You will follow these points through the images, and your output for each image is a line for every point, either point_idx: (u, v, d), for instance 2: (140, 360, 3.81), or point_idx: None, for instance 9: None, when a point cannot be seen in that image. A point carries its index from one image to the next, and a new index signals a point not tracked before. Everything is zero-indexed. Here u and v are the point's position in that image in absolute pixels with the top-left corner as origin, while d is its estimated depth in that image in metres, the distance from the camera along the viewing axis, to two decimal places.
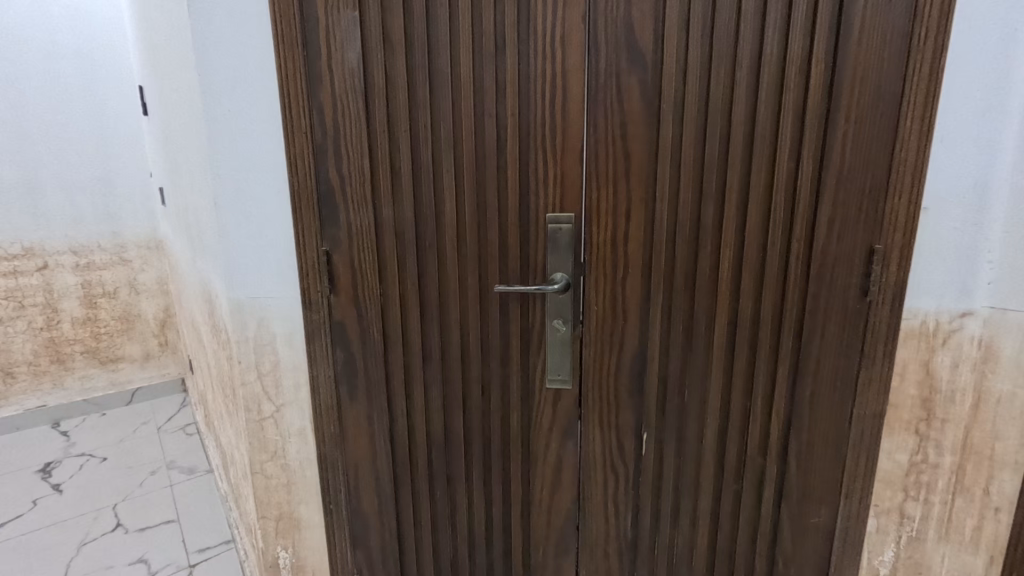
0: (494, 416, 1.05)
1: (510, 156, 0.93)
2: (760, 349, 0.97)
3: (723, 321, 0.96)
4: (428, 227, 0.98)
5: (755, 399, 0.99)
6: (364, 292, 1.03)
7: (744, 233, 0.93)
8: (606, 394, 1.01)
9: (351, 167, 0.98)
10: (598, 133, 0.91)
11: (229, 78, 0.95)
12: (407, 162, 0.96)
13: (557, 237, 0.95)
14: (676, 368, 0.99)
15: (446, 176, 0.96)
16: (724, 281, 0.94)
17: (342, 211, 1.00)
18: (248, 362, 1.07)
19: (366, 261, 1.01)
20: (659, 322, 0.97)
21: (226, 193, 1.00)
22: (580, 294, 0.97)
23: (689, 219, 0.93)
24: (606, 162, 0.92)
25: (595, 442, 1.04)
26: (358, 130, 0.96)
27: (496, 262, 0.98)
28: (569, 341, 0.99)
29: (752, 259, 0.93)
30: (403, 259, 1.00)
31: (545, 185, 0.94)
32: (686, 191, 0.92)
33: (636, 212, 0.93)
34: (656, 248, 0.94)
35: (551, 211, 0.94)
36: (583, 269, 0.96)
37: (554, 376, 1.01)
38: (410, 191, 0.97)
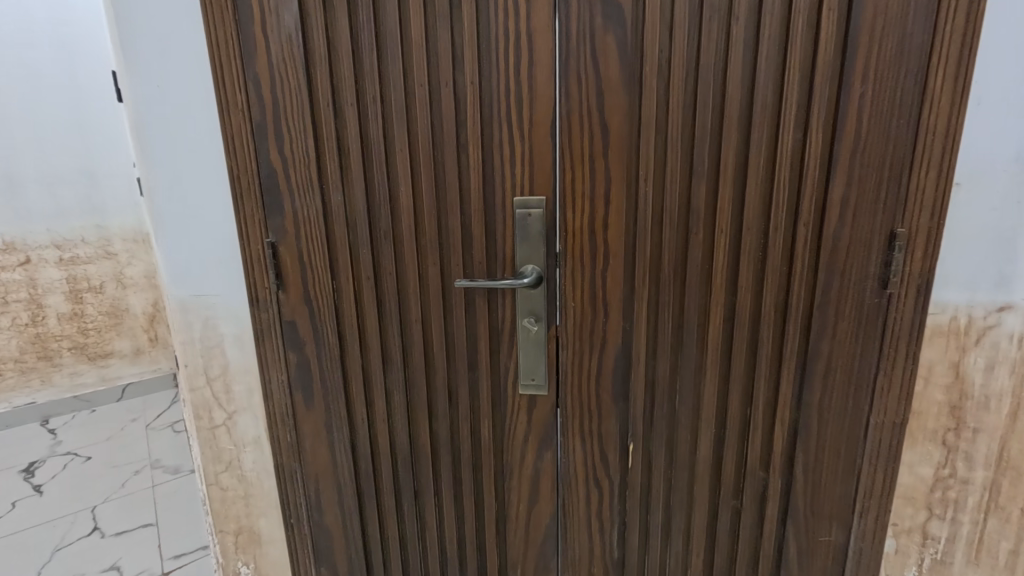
0: (463, 426, 0.95)
1: (470, 132, 0.82)
2: (762, 349, 0.84)
3: (718, 319, 0.84)
4: (382, 215, 0.87)
5: (756, 406, 0.87)
6: (315, 288, 0.92)
7: (742, 217, 0.80)
8: (586, 401, 0.90)
9: (295, 148, 0.87)
10: (571, 103, 0.79)
11: (156, 52, 0.85)
12: (356, 141, 0.85)
13: (527, 225, 0.83)
14: (665, 372, 0.87)
15: (401, 157, 0.85)
16: (720, 272, 0.82)
17: (287, 199, 0.89)
18: (196, 366, 0.99)
19: (316, 254, 0.91)
20: (644, 320, 0.85)
21: (160, 180, 0.90)
22: (554, 288, 0.86)
23: (678, 201, 0.80)
24: (580, 137, 0.79)
25: (575, 453, 0.93)
26: (301, 105, 0.85)
27: (459, 254, 0.87)
28: (543, 342, 0.87)
29: (752, 246, 0.80)
30: (357, 252, 0.90)
31: (511, 165, 0.82)
32: (674, 168, 0.79)
33: (617, 193, 0.80)
34: (640, 236, 0.82)
35: (519, 195, 0.83)
36: (558, 260, 0.84)
37: (526, 382, 0.90)
38: (361, 175, 0.86)
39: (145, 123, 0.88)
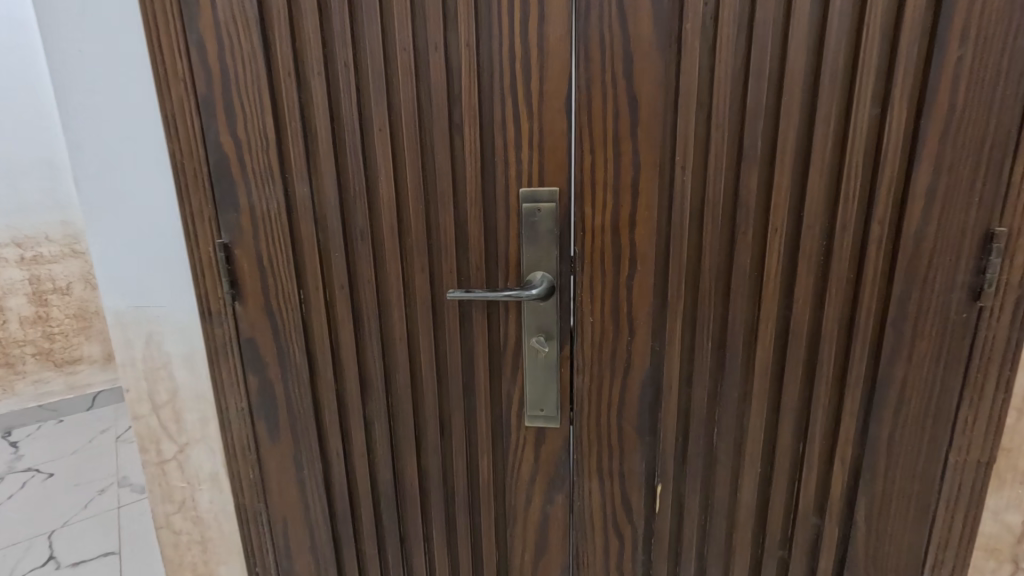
0: (457, 462, 0.79)
1: (465, 107, 0.66)
2: (822, 374, 0.69)
3: (769, 337, 0.69)
4: (358, 210, 0.72)
5: (812, 441, 0.72)
6: (279, 298, 0.76)
7: (802, 213, 0.65)
8: (606, 435, 0.75)
9: (250, 129, 0.71)
10: (590, 71, 0.63)
11: (76, 9, 0.69)
12: (325, 120, 0.69)
13: (535, 222, 0.68)
14: (702, 400, 0.72)
15: (380, 138, 0.69)
16: (773, 281, 0.67)
17: (242, 191, 0.73)
18: (139, 391, 0.83)
19: (278, 257, 0.75)
20: (679, 339, 0.70)
21: (88, 168, 0.74)
22: (568, 300, 0.70)
23: (723, 193, 0.65)
24: (601, 113, 0.64)
25: (592, 496, 0.77)
26: (256, 75, 0.69)
27: (452, 258, 0.71)
28: (555, 365, 0.72)
29: (813, 249, 0.65)
30: (328, 255, 0.74)
31: (516, 148, 0.66)
32: (719, 153, 0.63)
33: (647, 184, 0.65)
34: (675, 236, 0.67)
35: (526, 186, 0.67)
36: (573, 266, 0.69)
37: (534, 414, 0.74)
38: (332, 161, 0.70)
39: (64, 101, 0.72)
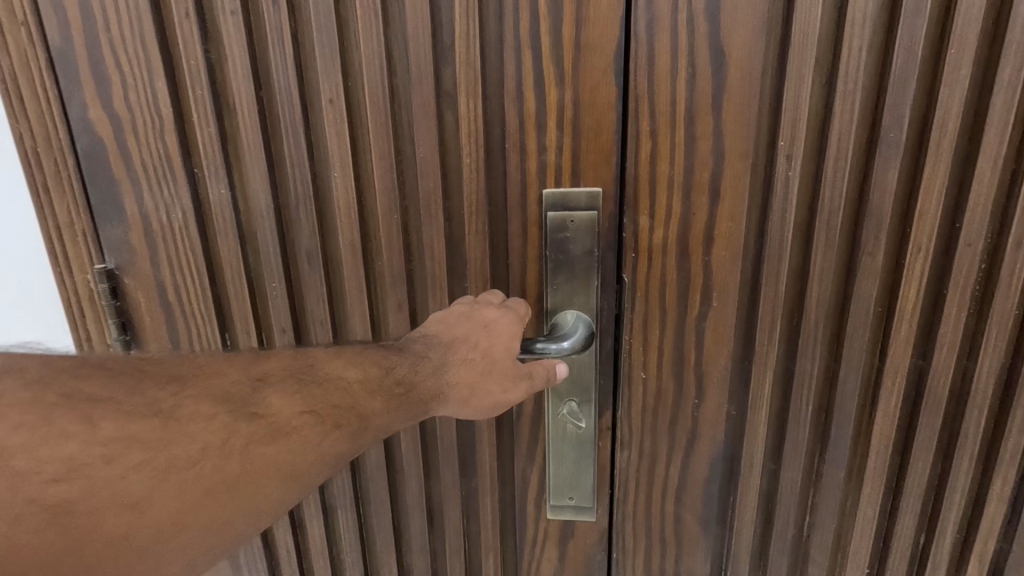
0: (451, 562, 0.58)
1: (460, 67, 0.44)
2: (964, 449, 0.49)
3: (894, 399, 0.49)
4: (303, 221, 0.49)
5: (940, 535, 0.52)
6: (196, 344, 0.54)
7: (958, 225, 0.44)
8: (658, 526, 0.55)
9: (134, 100, 0.47)
10: (653, 13, 0.42)
11: None
12: (246, 86, 0.46)
13: (566, 241, 0.47)
14: (793, 481, 0.52)
15: (331, 114, 0.46)
16: (906, 322, 0.46)
17: (130, 193, 0.50)
18: None
19: (191, 288, 0.52)
20: (766, 400, 0.50)
21: None
22: (610, 348, 0.50)
23: (843, 197, 0.44)
24: (669, 76, 0.43)
25: None
26: (136, 17, 0.45)
27: (443, 290, 0.50)
28: (591, 440, 0.52)
29: (970, 277, 0.45)
30: (263, 285, 0.52)
31: (537, 131, 0.45)
32: (842, 137, 0.42)
33: (730, 183, 0.44)
34: (767, 260, 0.46)
35: (552, 188, 0.46)
36: (619, 301, 0.49)
37: (561, 503, 0.54)
38: (260, 149, 0.47)
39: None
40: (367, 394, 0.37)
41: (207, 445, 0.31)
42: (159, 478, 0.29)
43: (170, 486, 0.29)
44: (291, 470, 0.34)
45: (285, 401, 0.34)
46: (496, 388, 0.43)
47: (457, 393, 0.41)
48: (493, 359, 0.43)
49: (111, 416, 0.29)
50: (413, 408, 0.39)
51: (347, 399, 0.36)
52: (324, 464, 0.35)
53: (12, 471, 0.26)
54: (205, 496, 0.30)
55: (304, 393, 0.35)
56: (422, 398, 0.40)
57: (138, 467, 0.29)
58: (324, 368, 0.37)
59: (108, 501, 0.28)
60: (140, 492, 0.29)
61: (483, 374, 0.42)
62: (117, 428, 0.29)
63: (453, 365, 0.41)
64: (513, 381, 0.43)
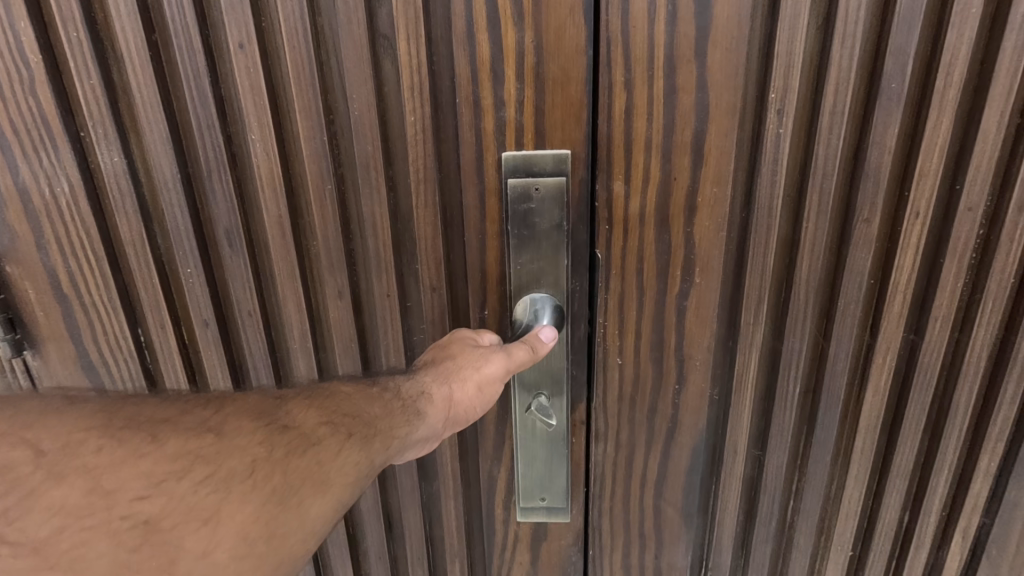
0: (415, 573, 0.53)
1: (400, 7, 0.38)
2: (951, 427, 0.47)
3: (885, 377, 0.45)
4: (218, 193, 0.43)
5: (925, 512, 0.50)
6: (101, 340, 0.47)
7: (959, 187, 0.40)
8: (637, 520, 0.51)
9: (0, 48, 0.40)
10: None
11: None
12: (136, 30, 0.39)
13: (531, 215, 0.41)
14: (779, 466, 0.49)
15: (243, 62, 0.39)
16: (900, 295, 0.43)
17: (3, 160, 0.42)
18: None
19: (89, 275, 0.45)
20: (752, 384, 0.45)
21: None
22: (581, 334, 0.45)
23: (837, 158, 0.39)
24: (646, 15, 0.37)
25: None
26: None
27: (391, 274, 0.44)
28: (563, 437, 0.47)
29: (968, 244, 0.41)
30: (177, 270, 0.45)
31: (491, 83, 0.39)
32: (838, 88, 0.37)
33: (714, 143, 0.39)
34: (755, 230, 0.41)
35: (512, 151, 0.40)
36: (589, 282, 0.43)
37: (532, 505, 0.49)
38: (159, 106, 0.41)
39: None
40: (370, 402, 0.37)
41: (250, 459, 0.29)
42: (227, 491, 0.27)
43: (235, 498, 0.27)
44: (342, 477, 0.32)
45: (307, 413, 0.34)
46: (468, 367, 0.39)
47: (439, 389, 0.39)
48: (451, 355, 0.41)
49: (172, 434, 0.28)
50: (410, 408, 0.38)
51: (354, 408, 0.36)
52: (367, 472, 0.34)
53: (100, 491, 0.24)
54: (266, 510, 0.28)
55: (329, 405, 0.35)
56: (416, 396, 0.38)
57: (207, 481, 0.27)
58: (329, 387, 0.37)
59: (185, 515, 0.25)
60: (211, 507, 0.26)
61: (455, 365, 0.40)
62: (181, 443, 0.27)
63: (422, 370, 0.40)
64: (484, 356, 0.40)
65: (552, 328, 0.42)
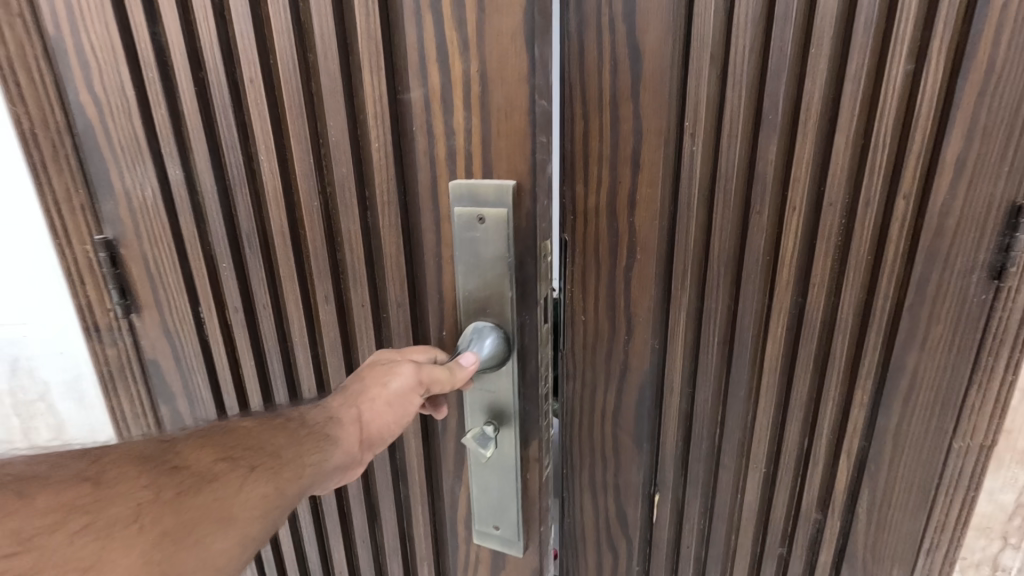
0: (394, 509, 0.78)
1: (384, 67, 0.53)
2: (832, 365, 0.62)
3: (782, 328, 0.61)
4: (242, 200, 0.61)
5: (818, 437, 0.66)
6: (170, 306, 0.66)
7: (825, 187, 0.56)
8: (600, 446, 0.67)
9: (110, 97, 0.59)
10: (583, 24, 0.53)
11: None
12: (188, 82, 0.57)
13: (478, 243, 0.52)
14: (705, 399, 0.64)
15: (253, 92, 0.56)
16: (791, 265, 0.58)
17: (111, 171, 0.62)
18: (15, 428, 0.75)
19: (162, 257, 0.64)
20: (683, 333, 0.61)
21: None
22: (527, 368, 0.57)
23: (739, 167, 0.55)
24: (597, 71, 0.54)
25: (585, 506, 0.71)
26: (104, 25, 0.56)
27: (363, 279, 0.61)
28: (512, 461, 0.60)
29: (834, 229, 0.57)
30: (216, 256, 0.64)
31: (442, 116, 0.51)
32: (736, 118, 0.54)
33: (649, 155, 0.54)
34: (682, 217, 0.57)
35: (462, 182, 0.52)
36: (534, 307, 0.54)
37: (492, 522, 0.65)
38: (204, 136, 0.59)
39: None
40: (275, 438, 0.47)
41: (139, 502, 0.37)
42: (108, 537, 0.35)
43: (120, 540, 0.35)
44: (245, 507, 0.42)
45: (203, 454, 0.42)
46: (374, 386, 0.52)
47: (352, 411, 0.51)
48: (361, 381, 0.53)
49: (47, 491, 0.35)
50: (311, 439, 0.48)
51: (255, 446, 0.45)
52: (276, 500, 0.44)
53: None
54: (157, 551, 0.37)
55: (224, 447, 0.44)
56: (318, 431, 0.49)
57: (86, 530, 0.34)
58: (226, 430, 0.46)
59: (62, 567, 0.33)
60: (94, 555, 0.34)
61: (364, 390, 0.52)
62: (58, 498, 0.35)
63: (335, 398, 0.52)
64: (388, 375, 0.52)
65: (470, 356, 0.53)
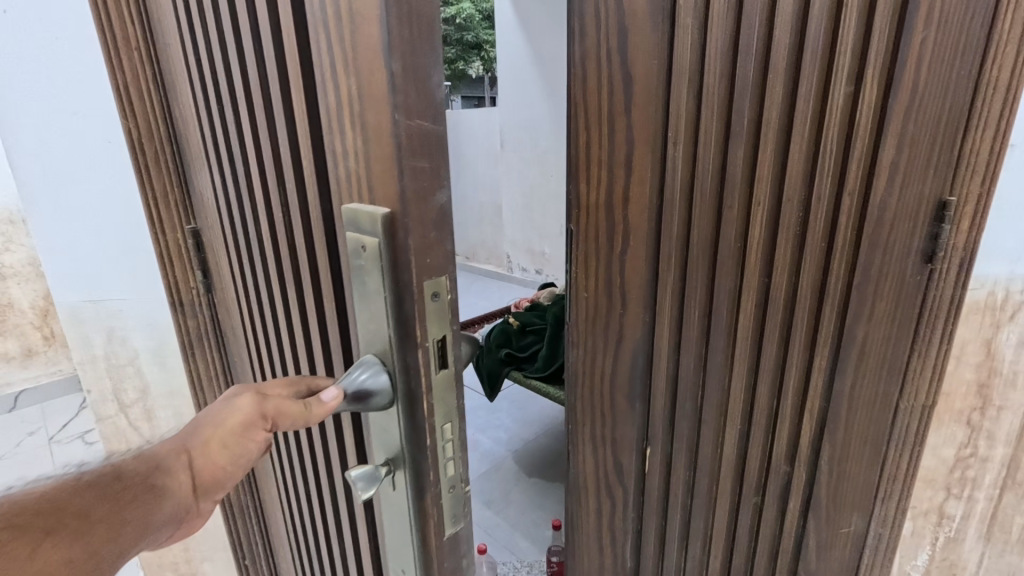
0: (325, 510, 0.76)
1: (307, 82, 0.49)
2: (794, 337, 0.73)
3: (751, 304, 0.73)
4: (248, 212, 0.65)
5: (784, 399, 0.77)
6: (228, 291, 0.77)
7: (783, 186, 0.68)
8: (598, 393, 0.88)
9: (188, 112, 0.69)
10: (588, 67, 0.73)
11: (42, 30, 0.73)
12: (214, 101, 0.63)
13: (364, 277, 0.47)
14: (689, 363, 0.79)
15: (243, 109, 0.59)
16: (756, 250, 0.71)
17: (193, 173, 0.73)
18: (105, 389, 0.91)
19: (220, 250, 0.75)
20: (669, 307, 0.77)
21: (51, 177, 0.79)
22: (417, 418, 0.48)
23: (713, 171, 0.69)
24: (599, 108, 0.74)
25: (586, 435, 0.93)
26: (178, 53, 0.66)
27: (311, 301, 0.60)
28: (404, 508, 0.52)
29: (792, 222, 0.68)
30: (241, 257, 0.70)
31: (340, 139, 0.47)
32: (710, 134, 0.68)
33: (641, 164, 0.73)
34: (667, 214, 0.74)
35: (350, 209, 0.47)
36: (421, 350, 0.46)
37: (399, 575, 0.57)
38: (228, 151, 0.65)
39: (20, 98, 0.75)
40: (85, 498, 0.38)
41: None
42: None
43: None
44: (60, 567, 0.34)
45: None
46: (211, 425, 0.50)
47: (191, 451, 0.48)
48: (196, 426, 0.49)
49: None
50: (138, 491, 0.42)
51: (63, 500, 0.37)
52: (94, 562, 0.37)
53: None
54: None
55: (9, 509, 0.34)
56: (141, 484, 0.42)
57: None
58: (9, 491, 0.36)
59: None
60: None
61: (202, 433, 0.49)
62: None
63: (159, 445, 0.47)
64: (229, 410, 0.51)
65: (330, 390, 0.49)
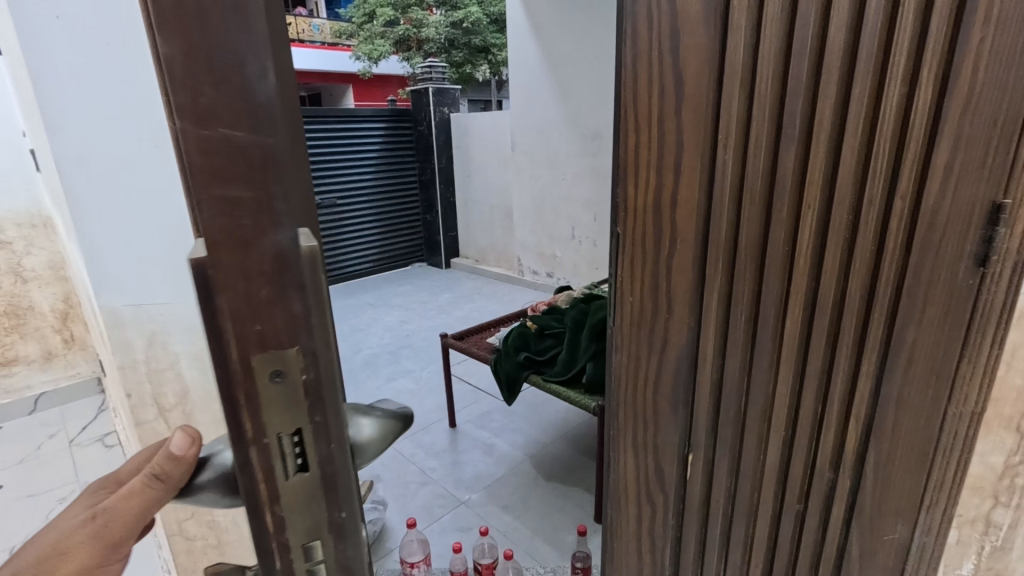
0: None
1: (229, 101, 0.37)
2: (841, 343, 0.71)
3: (798, 308, 0.72)
4: None
5: (830, 404, 0.75)
6: None
7: (833, 189, 0.66)
8: (641, 392, 0.90)
9: None
10: (638, 71, 0.75)
11: (92, 36, 0.72)
12: None
13: None
14: (734, 366, 0.79)
15: None
16: (804, 254, 0.70)
17: None
18: (145, 392, 0.92)
19: None
20: (715, 310, 0.78)
21: (100, 180, 0.79)
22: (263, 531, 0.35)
23: (761, 174, 0.69)
24: (648, 114, 0.76)
25: (627, 432, 0.95)
26: None
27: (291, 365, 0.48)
28: None
29: (841, 225, 0.67)
30: None
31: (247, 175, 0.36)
32: (759, 137, 0.68)
33: (690, 164, 0.73)
34: (715, 216, 0.74)
35: None
36: (260, 448, 0.32)
37: None
38: None
39: (74, 110, 0.76)
40: None
41: None
42: None
43: None
44: None
45: None
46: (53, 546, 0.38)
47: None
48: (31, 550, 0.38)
49: None
50: None
51: None
52: None
53: None
54: None
55: None
56: None
57: None
58: None
59: None
60: None
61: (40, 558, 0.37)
62: None
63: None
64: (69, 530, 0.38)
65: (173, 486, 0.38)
